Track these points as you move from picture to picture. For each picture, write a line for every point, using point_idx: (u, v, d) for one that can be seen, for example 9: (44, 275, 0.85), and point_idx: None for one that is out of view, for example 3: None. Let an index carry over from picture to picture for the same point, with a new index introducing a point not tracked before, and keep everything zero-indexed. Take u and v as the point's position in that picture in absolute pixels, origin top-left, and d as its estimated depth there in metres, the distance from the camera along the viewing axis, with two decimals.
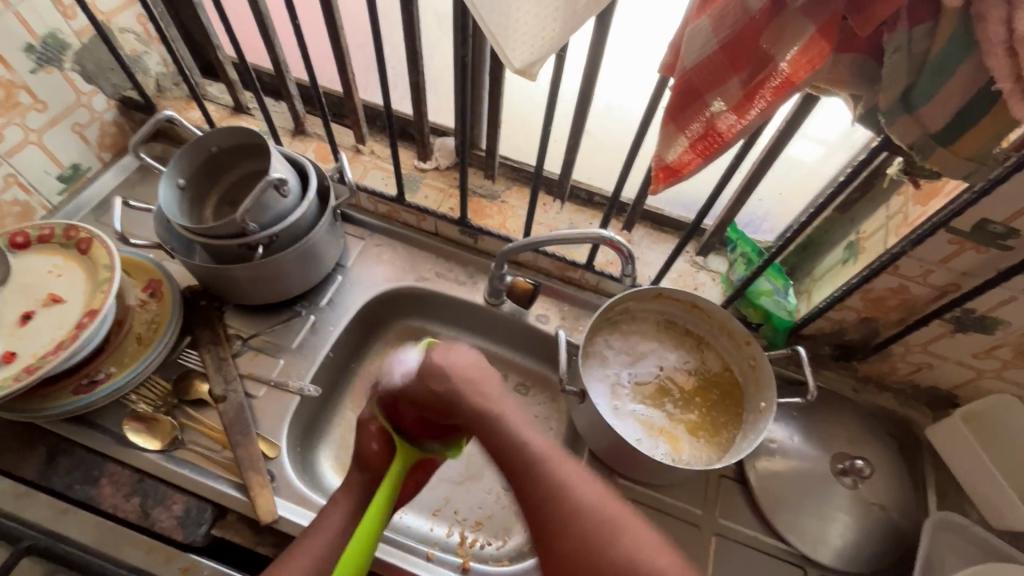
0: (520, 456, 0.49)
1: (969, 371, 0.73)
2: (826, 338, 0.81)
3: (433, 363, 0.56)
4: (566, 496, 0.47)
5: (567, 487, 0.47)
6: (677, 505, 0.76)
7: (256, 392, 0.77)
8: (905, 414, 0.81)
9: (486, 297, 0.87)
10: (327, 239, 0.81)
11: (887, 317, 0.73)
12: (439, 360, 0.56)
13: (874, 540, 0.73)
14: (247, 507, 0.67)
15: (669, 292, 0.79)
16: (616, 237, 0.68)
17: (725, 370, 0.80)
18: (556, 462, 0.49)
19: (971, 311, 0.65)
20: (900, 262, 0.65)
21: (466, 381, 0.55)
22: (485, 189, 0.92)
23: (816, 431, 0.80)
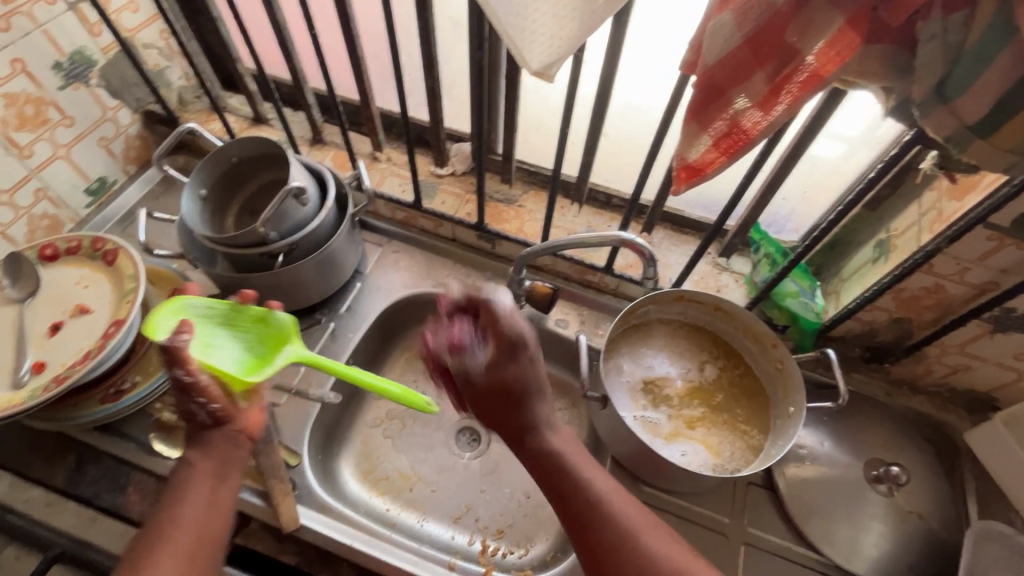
0: (584, 505, 0.49)
1: (1010, 372, 0.71)
2: (856, 340, 0.78)
3: (501, 376, 0.53)
4: (637, 546, 0.46)
5: (633, 536, 0.47)
6: (703, 513, 0.74)
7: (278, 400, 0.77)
8: (941, 418, 0.79)
9: None
10: (345, 246, 0.82)
11: (921, 318, 0.70)
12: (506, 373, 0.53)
13: (912, 551, 0.70)
14: (269, 514, 0.68)
15: (690, 294, 0.78)
16: (637, 239, 0.66)
17: (743, 368, 0.79)
18: (624, 505, 0.49)
19: (1011, 311, 0.62)
20: (935, 261, 0.62)
21: (534, 403, 0.53)
22: (502, 194, 0.92)
23: (849, 438, 0.77)
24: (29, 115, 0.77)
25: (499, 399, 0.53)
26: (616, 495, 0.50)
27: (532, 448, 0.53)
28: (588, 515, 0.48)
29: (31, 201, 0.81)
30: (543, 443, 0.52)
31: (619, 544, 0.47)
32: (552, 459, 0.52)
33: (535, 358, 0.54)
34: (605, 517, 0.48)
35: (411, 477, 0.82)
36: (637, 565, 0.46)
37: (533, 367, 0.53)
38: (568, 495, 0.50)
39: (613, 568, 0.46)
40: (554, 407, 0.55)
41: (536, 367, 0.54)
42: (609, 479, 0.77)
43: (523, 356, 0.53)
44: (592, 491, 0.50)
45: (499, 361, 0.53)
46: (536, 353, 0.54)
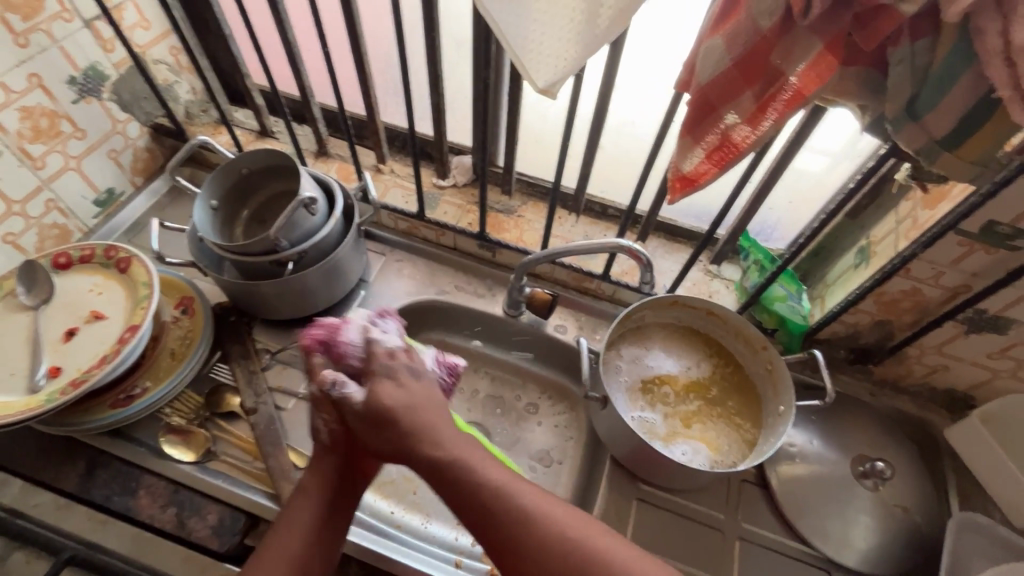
0: (484, 498, 0.49)
1: (984, 371, 0.75)
2: (842, 342, 0.82)
3: (378, 400, 0.53)
4: (543, 531, 0.47)
5: (533, 521, 0.47)
6: (700, 510, 0.77)
7: (286, 405, 0.79)
8: (923, 417, 0.83)
9: (505, 308, 0.90)
10: (351, 255, 0.84)
11: (901, 320, 0.74)
12: (384, 396, 0.54)
13: (898, 543, 0.73)
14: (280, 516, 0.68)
15: (684, 299, 0.81)
16: (634, 246, 0.70)
17: (735, 366, 0.82)
18: (525, 492, 0.49)
19: (983, 312, 0.67)
20: (912, 265, 0.66)
21: (418, 414, 0.53)
22: (502, 205, 0.95)
23: (837, 436, 0.80)
24: (43, 128, 0.79)
25: (379, 424, 0.54)
26: (514, 484, 0.50)
27: (420, 459, 0.52)
28: (485, 512, 0.48)
29: (42, 211, 0.83)
30: (430, 452, 0.52)
31: (519, 532, 0.47)
32: (439, 464, 0.51)
33: (407, 382, 0.56)
34: (504, 508, 0.48)
35: (414, 479, 0.84)
36: (544, 546, 0.46)
37: (410, 392, 0.55)
38: (464, 492, 0.50)
39: (520, 557, 0.47)
40: (445, 414, 0.55)
41: (403, 384, 0.55)
42: (608, 479, 0.79)
43: (394, 379, 0.55)
44: (490, 484, 0.49)
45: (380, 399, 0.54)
46: (404, 371, 0.56)
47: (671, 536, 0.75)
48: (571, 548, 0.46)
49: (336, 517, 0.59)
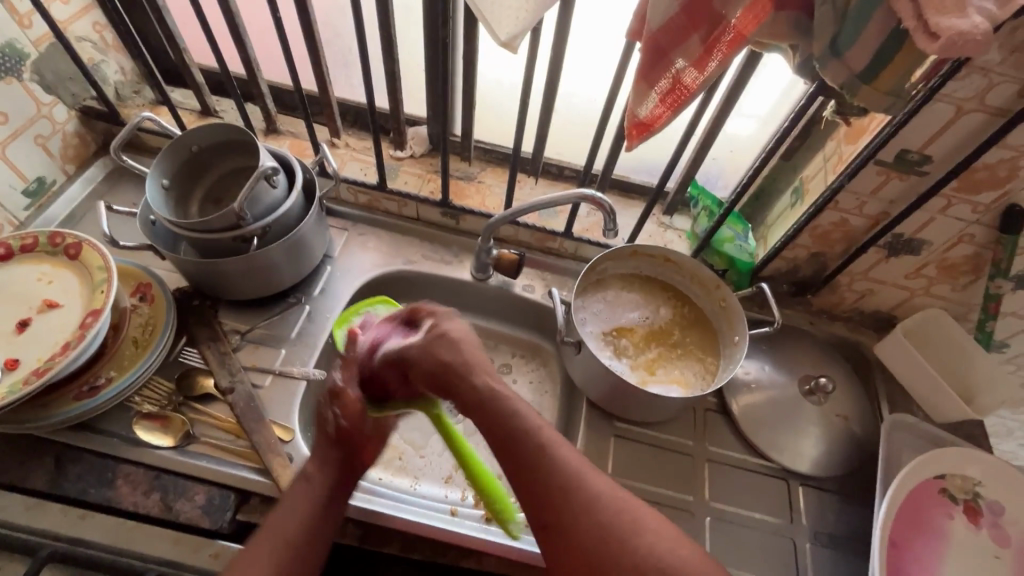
0: (531, 459, 0.51)
1: (903, 290, 0.86)
2: (783, 277, 0.90)
3: (441, 333, 0.63)
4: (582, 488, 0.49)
5: (578, 482, 0.50)
6: (671, 440, 0.83)
7: (262, 382, 0.78)
8: (855, 339, 0.93)
9: (473, 273, 0.93)
10: (315, 229, 0.83)
11: (833, 250, 0.83)
12: (450, 331, 0.63)
13: (842, 448, 0.83)
14: (270, 488, 0.69)
15: (642, 248, 0.87)
16: (597, 194, 0.73)
17: (690, 309, 0.89)
18: (568, 455, 0.52)
19: (900, 235, 0.77)
20: (840, 197, 0.74)
21: (463, 352, 0.61)
22: (462, 172, 0.97)
23: (786, 361, 0.88)
24: None
25: (434, 358, 0.61)
26: (561, 444, 0.53)
27: (470, 397, 0.57)
28: (538, 470, 0.51)
29: None
30: (480, 394, 0.57)
31: (565, 489, 0.49)
32: (491, 407, 0.56)
33: (451, 321, 0.66)
34: (552, 467, 0.51)
35: (400, 445, 0.86)
36: (589, 506, 0.49)
37: (457, 328, 0.64)
38: (508, 448, 0.53)
39: (565, 511, 0.49)
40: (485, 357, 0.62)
41: (453, 329, 0.64)
42: (586, 421, 0.84)
43: (443, 322, 0.65)
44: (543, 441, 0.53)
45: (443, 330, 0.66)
46: (450, 318, 0.66)
47: (649, 466, 0.81)
48: (613, 505, 0.49)
49: (337, 500, 0.63)
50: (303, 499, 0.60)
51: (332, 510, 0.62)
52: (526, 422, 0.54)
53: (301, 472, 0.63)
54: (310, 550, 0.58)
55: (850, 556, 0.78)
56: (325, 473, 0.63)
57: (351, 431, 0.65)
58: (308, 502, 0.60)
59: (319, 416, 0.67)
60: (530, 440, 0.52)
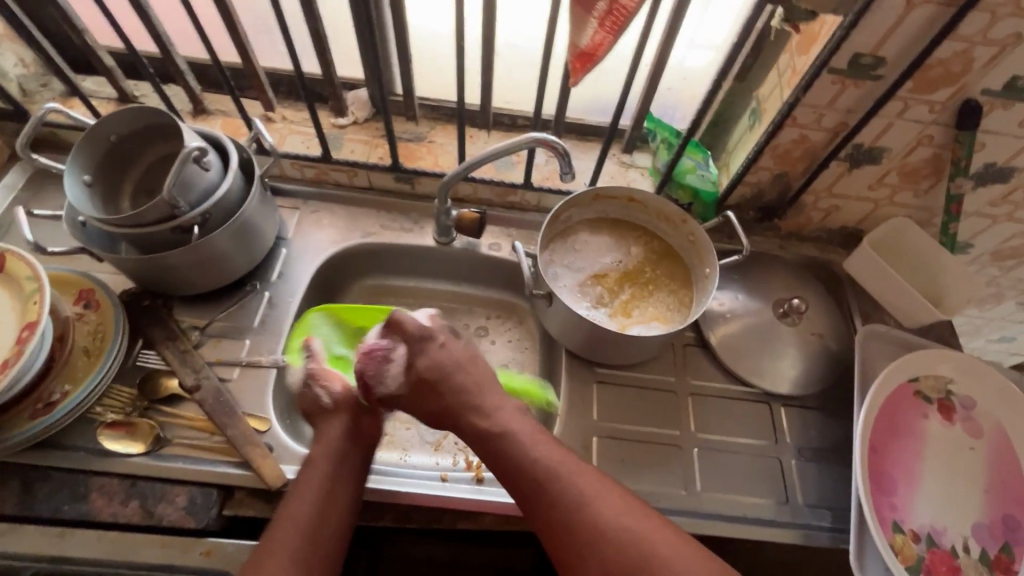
0: (537, 485, 0.57)
1: (868, 203, 0.86)
2: (749, 203, 0.88)
3: (432, 363, 0.67)
4: (587, 517, 0.55)
5: (583, 503, 0.55)
6: (652, 378, 0.84)
7: (230, 375, 0.75)
8: (825, 257, 0.94)
9: (436, 237, 0.90)
10: (260, 211, 0.79)
11: (796, 169, 0.81)
12: (437, 360, 0.67)
13: (820, 364, 0.84)
14: (252, 480, 0.67)
15: (604, 191, 0.84)
16: (548, 137, 0.69)
17: (661, 246, 0.87)
18: (576, 477, 0.57)
19: (860, 146, 0.76)
20: (797, 113, 0.72)
21: (455, 376, 0.66)
22: (410, 133, 0.92)
23: (759, 287, 0.88)
24: None
25: (423, 389, 0.66)
26: (567, 467, 0.58)
27: (469, 428, 0.63)
28: (545, 495, 0.56)
29: None
30: (479, 423, 0.63)
31: (571, 512, 0.55)
32: (494, 438, 0.61)
33: (448, 344, 0.69)
34: (559, 491, 0.56)
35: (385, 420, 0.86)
36: (594, 524, 0.54)
37: (450, 351, 0.68)
38: (515, 475, 0.59)
39: (571, 533, 0.54)
40: (482, 373, 0.68)
41: (448, 350, 0.68)
42: (566, 371, 0.84)
43: (437, 343, 0.68)
44: (549, 467, 0.58)
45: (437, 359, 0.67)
46: (449, 339, 0.69)
47: (634, 406, 0.81)
48: (618, 527, 0.54)
49: (345, 482, 0.63)
50: (313, 477, 0.61)
51: (342, 488, 0.62)
52: (529, 453, 0.59)
53: (308, 457, 0.64)
54: (320, 532, 0.58)
55: (834, 466, 0.80)
56: (330, 455, 0.64)
57: (343, 403, 0.69)
58: (314, 487, 0.60)
59: (309, 399, 0.71)
60: (534, 469, 0.58)
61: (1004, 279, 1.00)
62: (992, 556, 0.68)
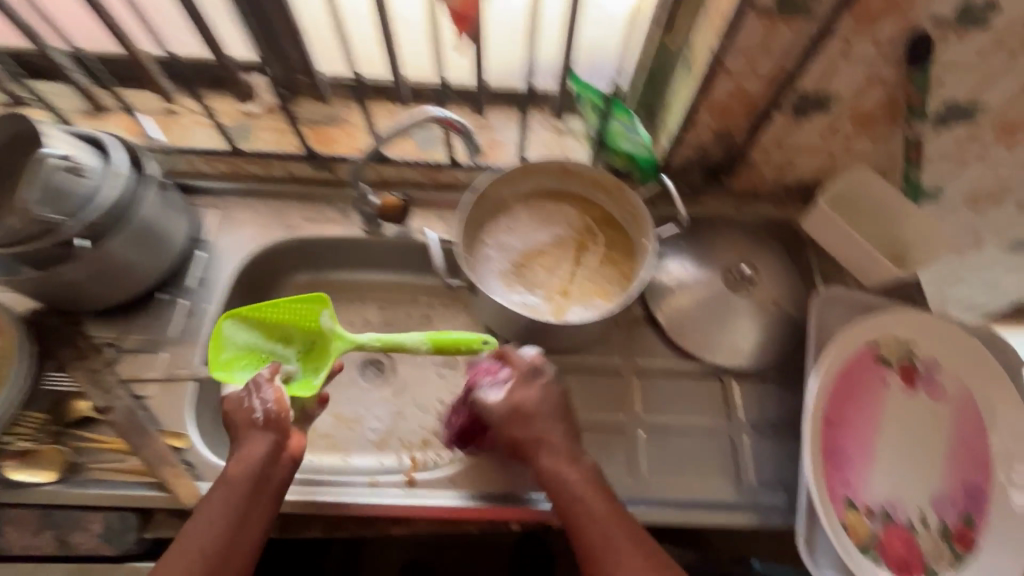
0: (584, 517, 0.58)
1: (823, 155, 0.78)
2: (694, 165, 0.81)
3: (518, 402, 0.63)
4: (611, 561, 0.56)
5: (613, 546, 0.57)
6: (597, 361, 0.79)
7: (146, 392, 0.72)
8: (783, 216, 0.87)
9: (363, 228, 0.85)
10: (162, 214, 0.74)
11: (738, 125, 0.74)
12: (521, 398, 0.63)
13: (775, 333, 0.79)
14: (168, 501, 0.65)
15: (532, 164, 0.77)
16: (450, 115, 0.63)
17: (599, 216, 0.81)
18: (615, 523, 0.58)
19: (804, 94, 0.68)
20: (727, 62, 0.65)
21: (547, 419, 0.62)
22: (325, 116, 0.86)
23: (709, 254, 0.82)
24: None
25: (518, 418, 0.62)
26: (609, 510, 0.59)
27: (540, 462, 0.61)
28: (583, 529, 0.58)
29: None
30: (543, 459, 0.61)
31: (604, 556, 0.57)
32: (552, 475, 0.60)
33: (529, 384, 0.64)
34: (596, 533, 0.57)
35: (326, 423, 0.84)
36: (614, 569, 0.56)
37: (536, 390, 0.63)
38: (566, 506, 0.59)
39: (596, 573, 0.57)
40: (562, 416, 0.63)
41: (543, 390, 0.64)
42: None
43: (527, 381, 0.64)
44: (595, 510, 0.58)
45: (515, 400, 0.63)
46: (537, 378, 0.64)
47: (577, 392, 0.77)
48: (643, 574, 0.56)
49: (261, 505, 0.58)
50: (224, 504, 0.57)
51: (259, 508, 0.58)
52: (577, 492, 0.59)
53: (222, 476, 0.59)
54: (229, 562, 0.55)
55: (791, 440, 0.76)
56: (247, 480, 0.58)
57: (273, 419, 0.61)
58: (224, 511, 0.56)
59: (239, 404, 0.63)
60: (594, 506, 0.59)
61: (982, 223, 0.93)
62: (953, 529, 0.64)
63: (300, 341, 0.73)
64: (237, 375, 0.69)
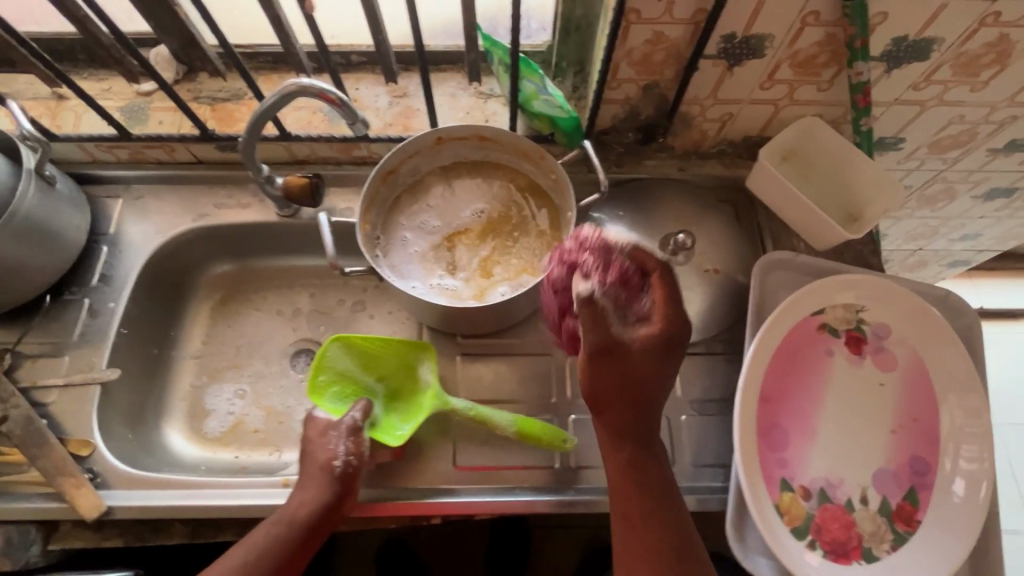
0: (632, 531, 0.54)
1: (766, 106, 0.71)
2: (625, 124, 0.75)
3: (643, 357, 0.50)
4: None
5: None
6: (528, 342, 0.74)
7: (48, 398, 0.69)
8: (731, 175, 0.80)
9: (278, 212, 0.79)
10: (47, 208, 0.68)
11: (665, 77, 0.67)
12: (641, 362, 0.50)
13: (719, 303, 0.74)
14: (69, 511, 0.62)
15: (446, 133, 0.71)
16: (325, 89, 0.58)
17: (526, 187, 0.74)
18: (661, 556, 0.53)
19: (732, 37, 0.61)
20: (637, 5, 0.57)
21: (647, 387, 0.51)
22: (227, 92, 0.79)
23: (648, 220, 0.74)
24: None
25: (619, 370, 0.51)
26: (661, 539, 0.53)
27: (640, 438, 0.54)
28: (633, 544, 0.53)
29: None
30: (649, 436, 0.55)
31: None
32: (623, 472, 0.54)
33: (650, 338, 0.51)
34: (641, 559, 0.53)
35: (246, 417, 0.78)
36: None
37: (659, 357, 0.51)
38: (629, 499, 0.54)
39: None
40: (650, 385, 0.51)
41: (645, 353, 0.50)
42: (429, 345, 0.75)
43: (674, 333, 0.51)
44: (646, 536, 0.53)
45: (640, 354, 0.50)
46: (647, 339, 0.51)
47: (507, 377, 0.73)
48: None
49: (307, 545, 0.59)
50: (276, 534, 0.58)
51: (294, 564, 0.58)
52: (644, 508, 0.54)
53: (293, 502, 0.60)
54: None
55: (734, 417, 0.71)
56: (305, 523, 0.59)
57: (349, 474, 0.61)
58: (275, 546, 0.57)
59: (328, 446, 0.63)
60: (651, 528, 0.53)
61: (952, 172, 0.85)
62: (893, 506, 0.61)
63: (395, 380, 0.71)
64: (328, 402, 0.68)
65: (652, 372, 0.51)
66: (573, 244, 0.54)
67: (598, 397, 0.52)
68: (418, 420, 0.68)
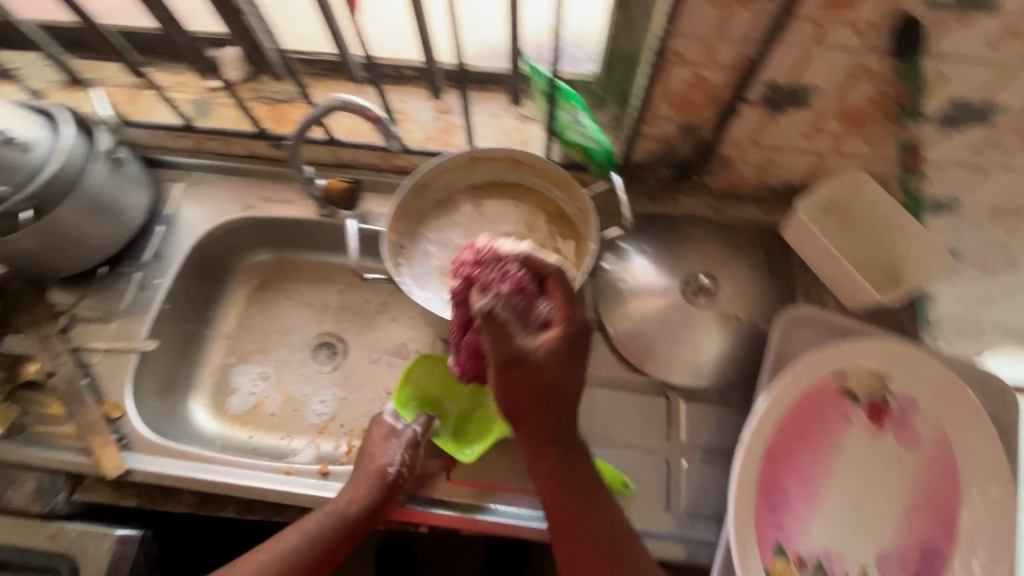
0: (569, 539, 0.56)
1: (810, 156, 0.69)
2: (661, 159, 0.74)
3: (548, 370, 0.51)
4: None
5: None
6: None
7: (92, 359, 0.75)
8: (767, 222, 0.78)
9: (317, 211, 0.83)
10: (114, 187, 0.74)
11: (703, 118, 0.66)
12: (545, 369, 0.51)
13: (738, 352, 0.71)
14: (92, 468, 0.68)
15: (481, 153, 0.73)
16: (366, 105, 0.62)
17: (553, 211, 0.75)
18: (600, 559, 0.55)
19: (776, 85, 0.60)
20: (679, 47, 0.57)
21: (557, 394, 0.52)
22: (285, 94, 0.84)
23: (672, 258, 0.75)
24: None
25: (530, 382, 0.51)
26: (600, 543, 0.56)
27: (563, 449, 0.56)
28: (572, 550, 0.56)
29: None
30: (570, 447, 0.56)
31: None
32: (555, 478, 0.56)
33: (558, 347, 0.51)
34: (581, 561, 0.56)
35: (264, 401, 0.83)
36: None
37: (564, 361, 0.51)
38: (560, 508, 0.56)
39: None
40: (558, 394, 0.52)
41: (546, 361, 0.51)
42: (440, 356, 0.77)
43: (574, 340, 0.52)
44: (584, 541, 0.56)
45: (543, 362, 0.50)
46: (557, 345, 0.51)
47: None
48: None
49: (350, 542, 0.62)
50: (323, 529, 0.61)
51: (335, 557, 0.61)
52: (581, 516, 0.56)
53: (343, 497, 0.63)
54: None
55: None
56: (350, 522, 0.61)
57: (398, 482, 0.64)
58: (321, 539, 0.60)
59: (384, 453, 0.65)
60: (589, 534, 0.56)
61: None
62: None
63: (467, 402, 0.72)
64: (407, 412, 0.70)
65: (563, 376, 0.51)
66: (470, 257, 0.55)
67: (513, 411, 0.54)
68: (488, 442, 0.69)
